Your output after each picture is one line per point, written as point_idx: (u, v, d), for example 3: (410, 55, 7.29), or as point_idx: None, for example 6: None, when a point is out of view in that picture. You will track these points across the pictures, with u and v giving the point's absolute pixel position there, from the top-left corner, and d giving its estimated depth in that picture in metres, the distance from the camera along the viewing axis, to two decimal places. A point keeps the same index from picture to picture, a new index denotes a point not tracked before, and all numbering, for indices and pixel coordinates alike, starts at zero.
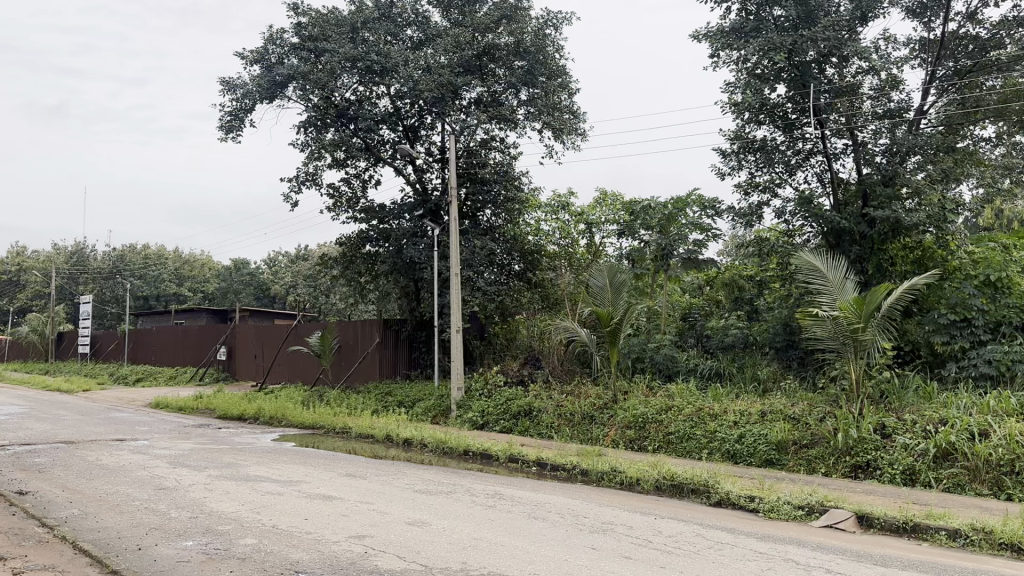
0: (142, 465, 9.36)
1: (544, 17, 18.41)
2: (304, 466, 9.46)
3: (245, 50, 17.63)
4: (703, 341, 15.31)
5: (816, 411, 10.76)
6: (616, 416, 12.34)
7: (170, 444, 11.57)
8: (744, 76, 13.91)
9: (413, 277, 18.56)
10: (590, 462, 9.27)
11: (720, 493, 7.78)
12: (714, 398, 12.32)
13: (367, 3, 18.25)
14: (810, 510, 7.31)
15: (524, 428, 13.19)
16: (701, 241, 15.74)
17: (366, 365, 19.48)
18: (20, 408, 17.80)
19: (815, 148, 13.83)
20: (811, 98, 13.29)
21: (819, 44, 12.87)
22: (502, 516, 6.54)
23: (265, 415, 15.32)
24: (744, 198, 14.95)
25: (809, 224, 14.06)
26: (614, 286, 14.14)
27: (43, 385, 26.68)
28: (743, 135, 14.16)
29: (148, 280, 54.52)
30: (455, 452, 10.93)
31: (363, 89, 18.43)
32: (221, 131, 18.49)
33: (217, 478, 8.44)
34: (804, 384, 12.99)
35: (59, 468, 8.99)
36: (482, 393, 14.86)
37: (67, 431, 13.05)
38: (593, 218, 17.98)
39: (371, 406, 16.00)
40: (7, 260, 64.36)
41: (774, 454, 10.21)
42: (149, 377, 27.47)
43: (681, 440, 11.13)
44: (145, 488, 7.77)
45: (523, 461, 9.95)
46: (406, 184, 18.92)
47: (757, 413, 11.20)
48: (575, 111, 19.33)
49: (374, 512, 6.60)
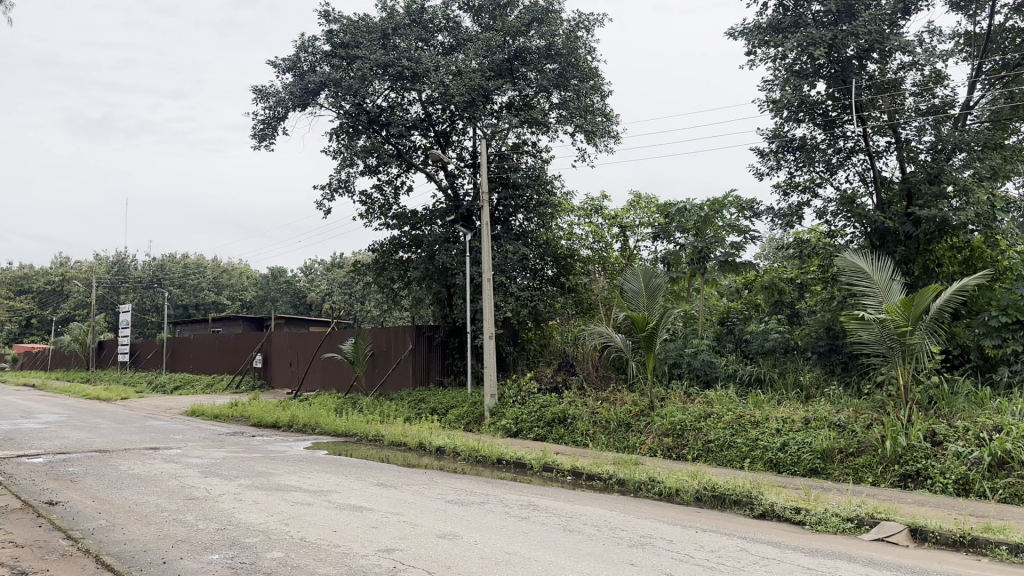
0: (174, 474, 9.30)
1: (576, 19, 18.20)
2: (335, 475, 9.33)
3: (278, 58, 17.67)
4: (742, 346, 14.93)
5: (862, 418, 10.37)
6: (653, 423, 12.04)
7: (203, 452, 11.52)
8: (782, 73, 13.55)
9: (446, 284, 18.44)
10: (627, 471, 8.99)
11: (764, 504, 7.47)
12: (754, 404, 11.96)
13: (397, 9, 18.18)
14: (860, 522, 6.97)
15: (559, 436, 12.93)
16: (738, 243, 15.39)
17: (399, 372, 19.38)
18: (59, 416, 18.00)
19: (857, 146, 13.43)
20: (852, 94, 12.89)
21: (861, 39, 12.48)
22: (536, 529, 6.32)
23: (299, 423, 15.28)
24: (783, 199, 14.58)
25: (852, 225, 13.65)
26: (649, 291, 13.89)
27: (83, 393, 27.03)
28: (782, 134, 13.80)
29: (186, 288, 55.25)
30: (488, 460, 10.72)
31: (395, 95, 18.37)
32: (254, 139, 18.56)
33: (247, 487, 8.33)
34: (848, 390, 12.56)
35: (91, 477, 8.96)
36: (516, 399, 14.64)
37: (102, 440, 13.08)
38: (627, 221, 17.69)
39: (404, 413, 15.87)
40: (51, 271, 65.73)
41: (819, 462, 9.84)
42: (186, 384, 27.70)
43: (721, 448, 10.81)
44: (175, 498, 7.68)
45: (557, 470, 9.71)
46: (438, 190, 18.82)
47: (800, 420, 10.84)
48: (607, 114, 19.08)
49: (404, 524, 6.42)
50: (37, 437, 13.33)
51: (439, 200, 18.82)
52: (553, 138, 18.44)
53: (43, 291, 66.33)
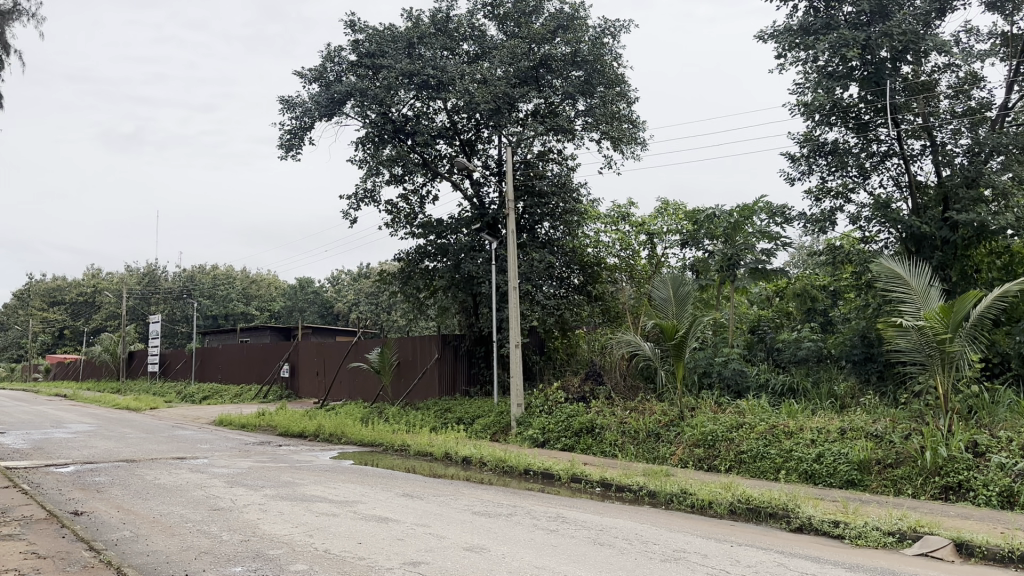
0: (199, 484, 9.25)
1: (602, 25, 18.08)
2: (360, 485, 9.21)
3: (304, 68, 17.72)
4: (773, 354, 14.61)
5: (901, 428, 10.10)
6: (684, 433, 11.80)
7: (229, 462, 11.49)
8: (813, 76, 13.31)
9: (472, 292, 18.33)
10: (657, 483, 8.78)
11: (801, 517, 7.23)
12: (788, 415, 11.68)
13: (423, 18, 18.17)
14: (902, 536, 6.69)
15: (586, 446, 12.74)
16: (769, 250, 15.13)
17: (425, 381, 19.29)
18: (89, 426, 18.10)
19: (891, 150, 13.15)
20: (886, 96, 12.62)
21: (895, 40, 12.21)
22: (566, 542, 6.13)
23: (326, 432, 15.22)
24: (815, 205, 14.31)
25: (886, 230, 13.34)
26: (678, 298, 13.72)
27: (114, 403, 27.27)
28: (813, 138, 13.55)
29: (216, 299, 55.73)
30: (515, 471, 10.55)
31: (421, 104, 18.35)
32: (281, 149, 18.61)
33: (272, 497, 8.23)
34: (885, 399, 12.24)
35: (117, 487, 8.93)
36: (543, 409, 14.47)
37: (130, 450, 13.09)
38: (655, 228, 17.47)
39: (430, 423, 15.75)
40: (83, 283, 66.77)
41: (856, 474, 9.56)
42: (215, 394, 27.85)
43: (754, 459, 10.55)
44: (200, 509, 7.60)
45: (586, 481, 9.51)
46: (463, 198, 18.75)
47: (836, 431, 10.56)
48: (634, 120, 18.90)
49: (431, 536, 6.27)
50: (65, 447, 13.37)
51: (464, 209, 18.75)
52: (579, 146, 18.30)
53: (75, 303, 67.33)
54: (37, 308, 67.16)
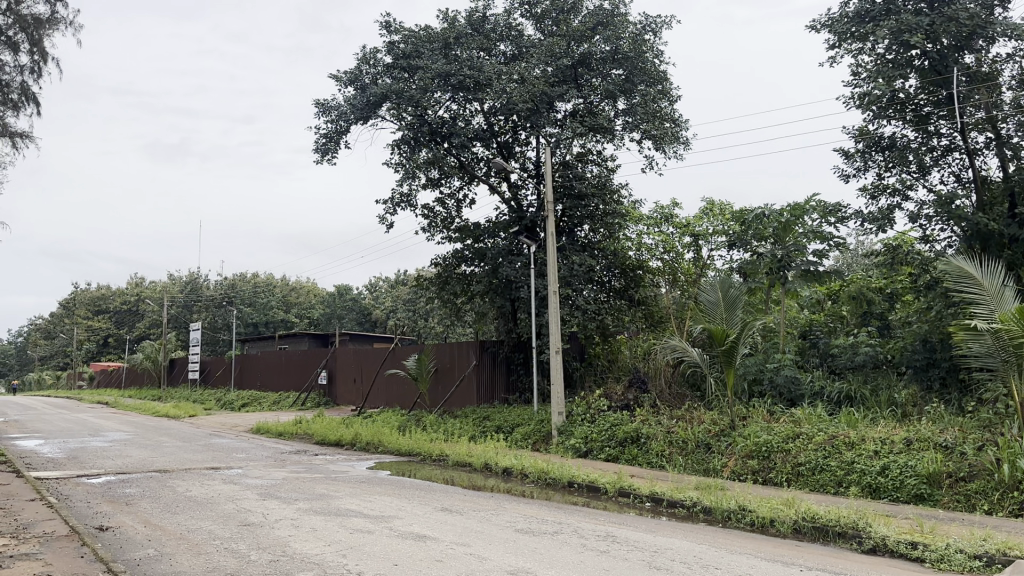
0: (231, 496, 8.93)
1: (643, 22, 17.56)
2: (398, 498, 8.80)
3: (340, 71, 17.47)
4: (827, 361, 13.87)
5: (973, 439, 9.41)
6: (735, 444, 11.22)
7: (264, 472, 11.18)
8: (869, 67, 12.64)
9: (510, 297, 17.87)
10: (712, 498, 8.22)
11: (873, 538, 6.65)
12: (849, 424, 11.03)
13: (459, 19, 17.81)
14: (990, 560, 6.02)
15: (631, 457, 12.21)
16: (821, 251, 14.52)
17: (464, 388, 18.86)
18: (126, 434, 18.01)
19: (953, 144, 12.41)
20: (948, 87, 11.90)
21: (960, 25, 11.49)
22: (618, 566, 5.62)
23: (363, 441, 14.87)
24: (871, 202, 13.65)
25: (948, 227, 12.59)
26: (728, 301, 13.14)
27: (154, 410, 27.34)
28: (868, 133, 12.89)
29: (256, 307, 55.93)
30: (558, 483, 10.05)
31: (457, 106, 17.98)
32: (317, 154, 18.38)
33: (306, 512, 7.85)
34: (950, 407, 11.49)
35: (147, 500, 8.66)
36: (586, 417, 13.96)
37: (164, 459, 12.86)
38: (700, 229, 16.86)
39: (468, 431, 15.30)
40: (128, 292, 67.83)
41: (925, 488, 8.87)
42: (254, 401, 27.83)
43: (813, 472, 9.93)
44: (230, 524, 7.25)
45: (635, 496, 8.96)
46: (501, 202, 18.34)
47: (900, 442, 9.88)
48: (677, 119, 18.26)
49: (472, 558, 5.82)
50: (100, 457, 13.18)
51: (501, 212, 18.33)
52: (618, 146, 17.77)
53: (119, 312, 68.38)
54: (84, 316, 68.54)
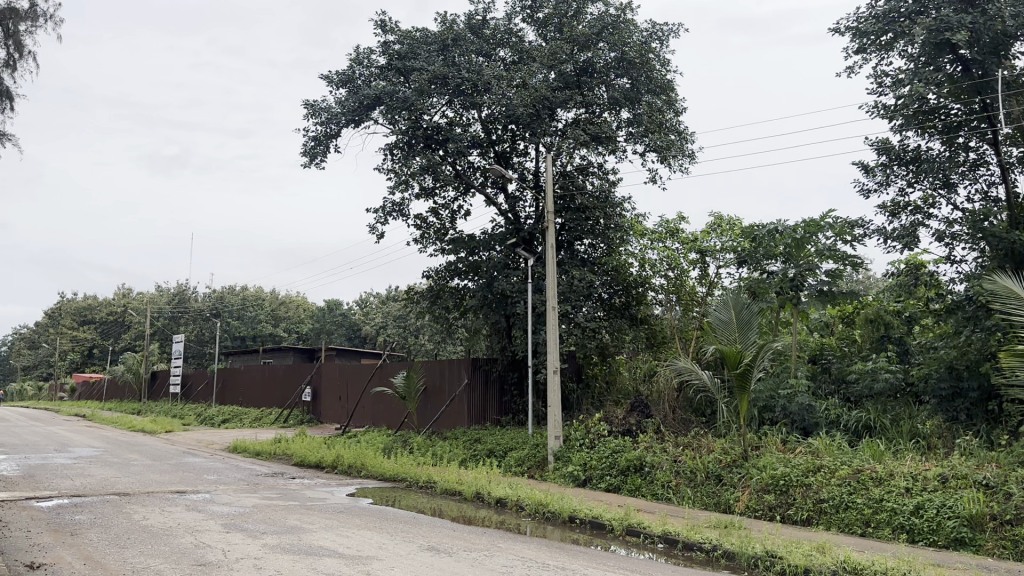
0: (192, 527, 7.94)
1: (650, 30, 16.81)
2: (379, 533, 7.80)
3: (330, 72, 16.67)
4: (842, 388, 12.99)
5: (1018, 477, 8.48)
6: (750, 477, 10.27)
7: (233, 498, 10.18)
8: (896, 74, 11.89)
9: (505, 313, 16.97)
10: (735, 541, 7.31)
11: None
12: (875, 458, 10.11)
13: (458, 22, 17.01)
14: None
15: (634, 488, 11.28)
16: (837, 271, 13.67)
17: (454, 409, 17.85)
18: (94, 451, 16.89)
19: (983, 158, 11.64)
20: (987, 93, 11.18)
21: (1002, 26, 10.72)
22: None
23: (344, 464, 13.85)
24: (892, 220, 12.85)
25: (975, 246, 11.78)
26: (741, 321, 12.18)
27: (130, 425, 26.18)
28: (892, 145, 12.13)
29: (244, 320, 54.81)
30: (558, 518, 9.08)
31: (454, 112, 17.12)
32: (305, 157, 17.53)
33: (273, 549, 6.87)
34: (979, 441, 10.59)
35: (96, 530, 7.67)
36: (584, 443, 13.00)
37: (127, 481, 11.79)
38: (708, 245, 15.99)
39: (458, 456, 14.28)
40: (115, 302, 66.75)
41: (966, 531, 7.93)
42: (235, 418, 26.68)
43: (838, 510, 9.01)
44: (182, 564, 6.25)
45: (645, 536, 8.03)
46: (497, 213, 17.49)
47: (935, 479, 8.94)
48: (682, 132, 17.47)
49: None
50: (59, 477, 12.12)
51: (497, 223, 17.50)
52: (621, 158, 16.96)
53: (105, 322, 66.89)
54: (69, 327, 67.19)
